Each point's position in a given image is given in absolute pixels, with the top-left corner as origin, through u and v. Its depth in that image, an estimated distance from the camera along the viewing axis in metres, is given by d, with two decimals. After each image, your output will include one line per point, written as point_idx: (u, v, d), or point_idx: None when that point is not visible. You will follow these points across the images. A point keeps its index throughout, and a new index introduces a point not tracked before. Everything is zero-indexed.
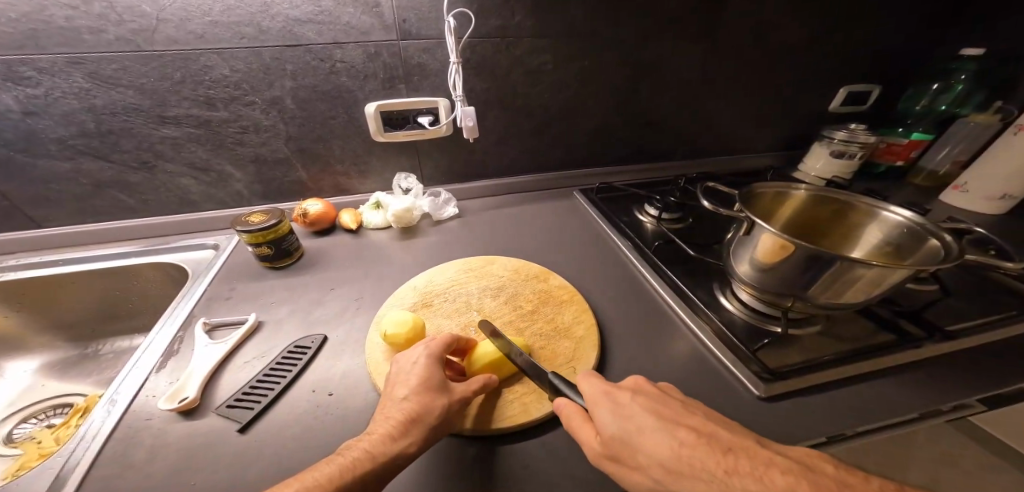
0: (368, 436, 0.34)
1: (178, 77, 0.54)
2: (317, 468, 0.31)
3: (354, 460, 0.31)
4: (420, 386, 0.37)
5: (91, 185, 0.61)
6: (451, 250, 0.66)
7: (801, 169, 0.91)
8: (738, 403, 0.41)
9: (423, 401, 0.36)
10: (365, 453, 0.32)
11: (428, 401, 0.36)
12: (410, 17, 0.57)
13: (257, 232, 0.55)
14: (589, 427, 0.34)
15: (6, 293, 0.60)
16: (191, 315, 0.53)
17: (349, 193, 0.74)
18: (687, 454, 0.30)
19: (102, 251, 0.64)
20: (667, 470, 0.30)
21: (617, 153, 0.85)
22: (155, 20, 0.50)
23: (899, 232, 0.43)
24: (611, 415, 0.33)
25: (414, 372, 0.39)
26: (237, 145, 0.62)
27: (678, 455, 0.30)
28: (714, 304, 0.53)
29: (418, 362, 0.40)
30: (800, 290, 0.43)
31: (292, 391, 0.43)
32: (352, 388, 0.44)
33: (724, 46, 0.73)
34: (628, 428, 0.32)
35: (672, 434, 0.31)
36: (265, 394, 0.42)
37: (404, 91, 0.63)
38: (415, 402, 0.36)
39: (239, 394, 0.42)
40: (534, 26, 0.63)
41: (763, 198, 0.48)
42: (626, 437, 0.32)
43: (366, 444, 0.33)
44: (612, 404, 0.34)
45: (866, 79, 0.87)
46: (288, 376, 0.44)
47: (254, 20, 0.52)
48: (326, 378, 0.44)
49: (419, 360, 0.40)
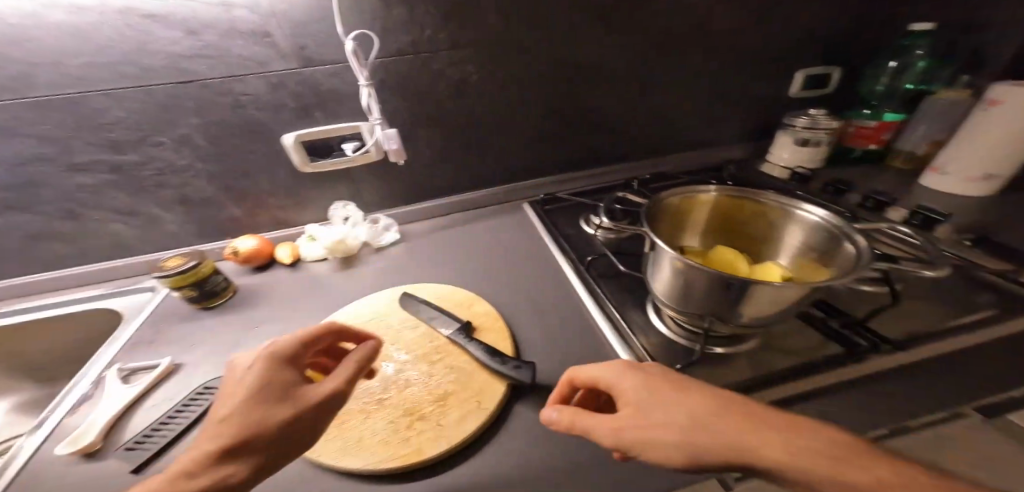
0: (232, 403, 0.31)
1: (72, 123, 0.49)
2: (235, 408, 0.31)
3: (222, 421, 0.30)
4: (241, 400, 0.31)
5: (26, 236, 0.60)
6: (388, 279, 0.65)
7: (768, 160, 0.84)
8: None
9: (250, 408, 0.31)
10: (227, 413, 0.31)
11: (261, 414, 0.31)
12: (309, 43, 0.53)
13: (175, 276, 0.54)
14: (311, 389, 0.33)
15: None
16: (111, 364, 0.52)
17: (287, 226, 0.72)
18: (261, 393, 0.32)
19: (62, 297, 0.64)
20: (278, 396, 0.32)
21: (565, 159, 0.81)
22: (27, 65, 0.44)
23: (818, 235, 0.37)
24: (290, 393, 0.33)
25: (241, 384, 0.33)
26: (158, 187, 0.59)
27: (280, 394, 0.33)
28: (648, 327, 0.49)
29: (250, 372, 0.34)
30: (715, 305, 0.39)
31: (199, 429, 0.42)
32: None
33: (658, 38, 0.69)
34: (264, 397, 0.32)
35: (281, 402, 0.32)
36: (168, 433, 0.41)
37: (321, 118, 0.60)
38: (234, 407, 0.31)
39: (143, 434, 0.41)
40: (448, 38, 0.60)
41: (671, 207, 0.40)
42: (285, 378, 0.34)
43: (224, 412, 0.31)
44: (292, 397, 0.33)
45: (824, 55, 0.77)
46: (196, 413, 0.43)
47: (131, 58, 0.47)
48: None
49: (253, 367, 0.34)
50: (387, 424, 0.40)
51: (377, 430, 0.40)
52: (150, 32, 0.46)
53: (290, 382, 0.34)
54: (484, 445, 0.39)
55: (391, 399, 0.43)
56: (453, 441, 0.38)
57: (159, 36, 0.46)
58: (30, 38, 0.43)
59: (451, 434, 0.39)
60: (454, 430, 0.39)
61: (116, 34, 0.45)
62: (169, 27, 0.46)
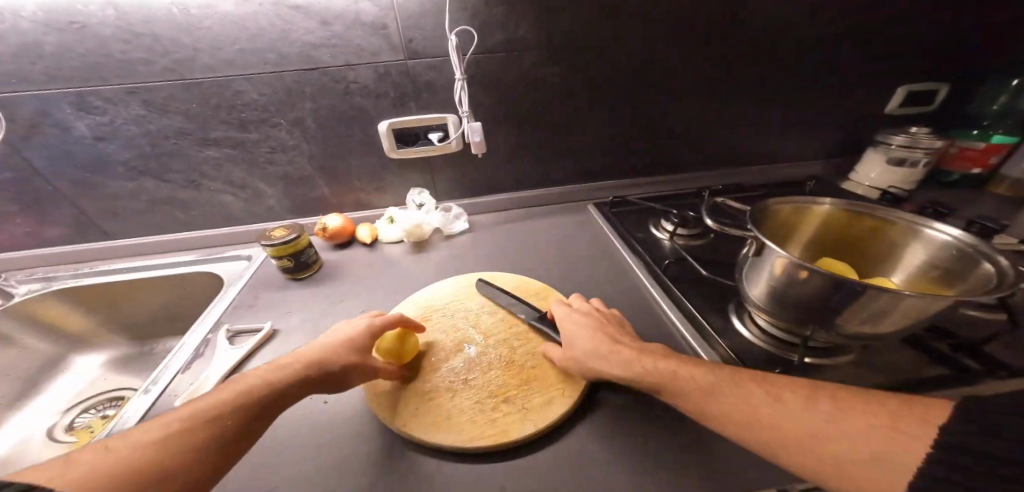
0: (267, 371, 0.37)
1: (215, 102, 0.58)
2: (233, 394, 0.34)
3: (243, 388, 0.35)
4: (339, 344, 0.42)
5: (152, 202, 0.69)
6: (459, 267, 0.67)
7: (851, 178, 0.82)
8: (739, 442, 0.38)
9: (330, 352, 0.41)
10: (254, 385, 0.35)
11: (335, 355, 0.41)
12: (416, 36, 0.58)
13: (279, 245, 0.60)
14: (344, 362, 0.41)
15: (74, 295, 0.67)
16: (220, 320, 0.57)
17: (368, 208, 0.77)
18: (275, 377, 0.37)
19: (172, 258, 0.72)
20: (296, 365, 0.38)
21: (634, 165, 0.81)
22: (193, 51, 0.53)
23: (947, 254, 0.35)
24: (323, 367, 0.40)
25: (283, 361, 0.39)
26: (269, 163, 0.67)
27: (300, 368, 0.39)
28: (728, 329, 0.48)
29: (354, 326, 0.45)
30: (821, 314, 0.38)
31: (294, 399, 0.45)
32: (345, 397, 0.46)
33: (749, 45, 0.67)
34: (285, 369, 0.38)
35: (284, 375, 0.37)
36: None
37: (414, 109, 0.65)
38: (324, 352, 0.40)
39: None
40: (538, 39, 0.62)
41: (781, 214, 0.41)
42: (312, 353, 0.40)
43: (235, 390, 0.34)
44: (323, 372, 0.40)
45: (920, 69, 0.73)
46: None
47: (274, 46, 0.55)
48: None
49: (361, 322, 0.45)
50: (474, 402, 0.42)
51: (463, 407, 0.41)
52: (293, 23, 0.53)
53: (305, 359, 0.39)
54: (564, 434, 0.39)
55: (477, 381, 0.45)
56: (541, 424, 0.39)
57: (300, 27, 0.54)
58: (201, 27, 0.52)
59: (538, 417, 0.39)
60: (540, 413, 0.40)
61: (267, 24, 0.53)
62: (309, 17, 0.53)
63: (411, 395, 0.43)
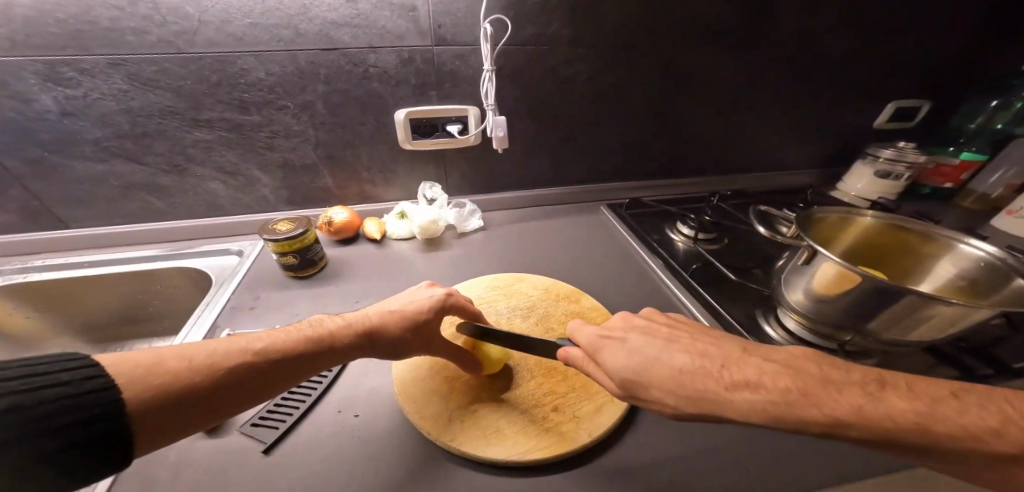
0: (336, 322, 0.38)
1: (214, 80, 0.53)
2: (288, 336, 0.35)
3: (313, 334, 0.36)
4: (405, 315, 0.41)
5: (122, 187, 0.60)
6: (477, 265, 0.64)
7: (840, 189, 0.87)
8: (777, 442, 0.39)
9: (388, 321, 0.40)
10: (323, 333, 0.36)
11: (392, 327, 0.39)
12: (446, 22, 0.55)
13: (283, 241, 0.54)
14: (399, 334, 0.39)
15: (19, 295, 0.57)
16: (216, 324, 0.50)
17: (374, 201, 0.72)
18: (336, 333, 0.37)
19: (143, 251, 0.63)
20: (352, 327, 0.38)
21: (647, 167, 0.81)
22: (197, 22, 0.48)
23: (977, 267, 0.39)
24: (376, 337, 0.39)
25: (355, 316, 0.39)
26: (268, 149, 0.61)
27: (360, 332, 0.38)
28: (760, 332, 0.49)
29: (428, 298, 0.43)
30: (859, 320, 0.40)
31: (318, 411, 0.42)
32: (378, 409, 0.43)
33: (765, 55, 0.70)
34: (350, 327, 0.38)
35: (342, 334, 0.37)
36: (291, 412, 0.41)
37: (434, 98, 0.61)
38: (383, 320, 0.40)
39: (264, 411, 0.41)
40: (571, 34, 0.61)
41: (824, 224, 0.44)
42: (377, 319, 0.40)
43: (296, 334, 0.35)
44: (372, 342, 0.38)
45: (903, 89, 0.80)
46: (312, 396, 0.43)
47: (292, 23, 0.51)
48: (351, 398, 0.44)
49: (434, 297, 0.43)
50: (525, 411, 0.41)
51: (515, 415, 0.41)
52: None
53: (362, 324, 0.39)
54: (613, 444, 0.39)
55: (524, 389, 0.44)
56: (596, 432, 0.38)
57: (322, 3, 0.50)
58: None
59: (592, 425, 0.39)
60: (593, 421, 0.39)
61: None
62: None
63: (458, 408, 0.41)
